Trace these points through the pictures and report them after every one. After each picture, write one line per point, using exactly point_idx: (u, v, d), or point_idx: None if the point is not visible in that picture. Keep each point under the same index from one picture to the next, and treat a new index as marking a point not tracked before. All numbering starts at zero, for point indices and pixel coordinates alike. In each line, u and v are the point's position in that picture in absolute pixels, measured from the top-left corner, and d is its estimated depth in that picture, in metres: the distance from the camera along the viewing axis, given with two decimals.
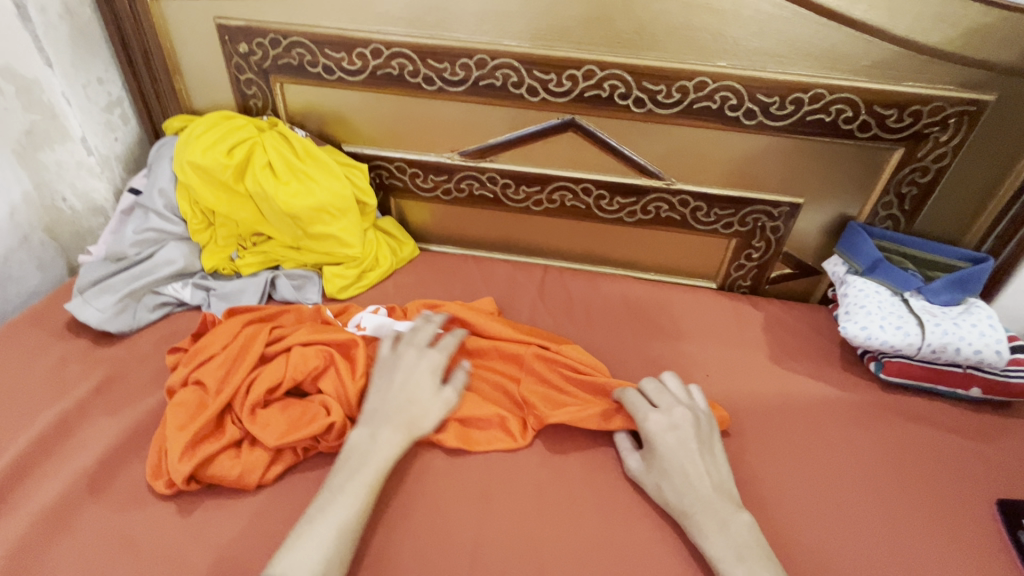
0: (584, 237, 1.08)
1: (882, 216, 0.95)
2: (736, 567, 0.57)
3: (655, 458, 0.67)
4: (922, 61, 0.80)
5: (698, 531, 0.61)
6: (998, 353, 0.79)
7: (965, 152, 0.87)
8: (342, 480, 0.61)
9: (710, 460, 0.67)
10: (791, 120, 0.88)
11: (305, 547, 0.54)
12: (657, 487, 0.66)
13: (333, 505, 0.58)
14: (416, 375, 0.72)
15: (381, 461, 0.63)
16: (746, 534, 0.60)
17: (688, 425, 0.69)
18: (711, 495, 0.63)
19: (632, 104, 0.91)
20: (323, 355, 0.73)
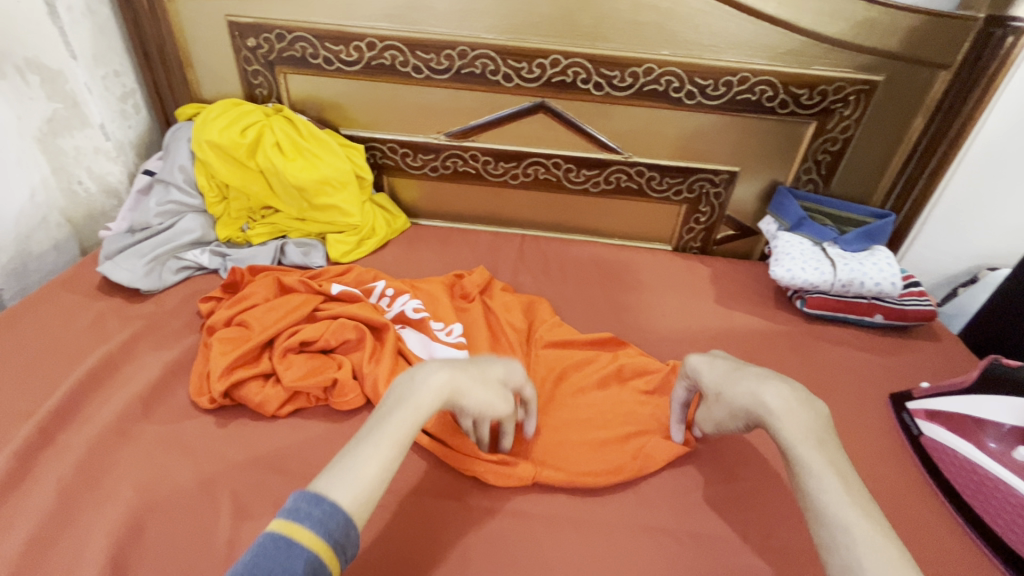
0: (556, 208, 1.24)
1: (804, 181, 1.13)
2: (812, 450, 0.58)
3: (719, 378, 0.70)
4: (825, 49, 0.98)
5: (772, 422, 0.62)
6: (893, 285, 0.98)
7: (864, 125, 1.05)
8: (379, 426, 0.58)
9: (775, 372, 0.69)
10: (723, 100, 1.05)
11: (343, 474, 0.52)
12: (727, 400, 0.68)
13: (371, 444, 0.55)
14: (491, 366, 0.70)
15: (425, 414, 0.60)
16: (820, 423, 0.62)
17: (743, 358, 0.73)
18: (779, 389, 0.66)
19: (592, 87, 1.07)
20: (358, 329, 0.83)
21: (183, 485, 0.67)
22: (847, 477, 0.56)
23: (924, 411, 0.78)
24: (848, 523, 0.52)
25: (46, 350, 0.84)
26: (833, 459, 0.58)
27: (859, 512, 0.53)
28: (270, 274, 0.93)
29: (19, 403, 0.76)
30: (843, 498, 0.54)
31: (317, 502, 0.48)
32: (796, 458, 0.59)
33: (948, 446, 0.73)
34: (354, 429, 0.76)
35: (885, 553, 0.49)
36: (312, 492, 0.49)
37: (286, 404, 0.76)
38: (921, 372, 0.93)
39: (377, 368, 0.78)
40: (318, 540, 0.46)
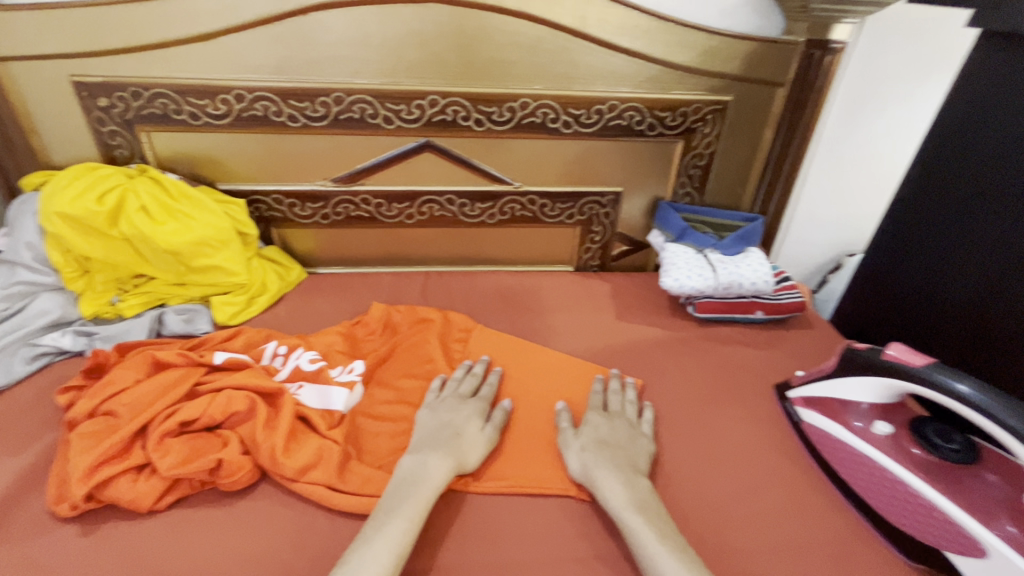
0: (457, 241, 1.24)
1: (681, 194, 1.22)
2: (634, 515, 0.66)
3: (583, 439, 0.77)
4: (679, 75, 1.07)
5: (607, 496, 0.69)
6: (766, 283, 1.07)
7: (724, 140, 1.15)
8: (395, 504, 0.65)
9: (624, 448, 0.76)
10: (597, 126, 1.11)
11: (372, 551, 0.59)
12: (579, 459, 0.74)
13: (390, 523, 0.63)
14: (462, 416, 0.79)
15: (434, 486, 0.68)
16: (645, 495, 0.69)
17: (616, 429, 0.79)
18: (623, 458, 0.74)
19: (473, 124, 1.09)
20: (249, 400, 0.76)
21: None
22: (671, 541, 0.63)
23: (801, 398, 0.85)
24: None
25: None
26: (652, 524, 0.65)
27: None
28: (143, 351, 0.85)
29: None
30: (650, 550, 0.62)
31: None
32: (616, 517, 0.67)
33: (823, 429, 0.80)
34: (246, 509, 0.70)
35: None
36: None
37: (166, 494, 0.69)
38: (800, 360, 1.01)
39: (272, 437, 0.73)
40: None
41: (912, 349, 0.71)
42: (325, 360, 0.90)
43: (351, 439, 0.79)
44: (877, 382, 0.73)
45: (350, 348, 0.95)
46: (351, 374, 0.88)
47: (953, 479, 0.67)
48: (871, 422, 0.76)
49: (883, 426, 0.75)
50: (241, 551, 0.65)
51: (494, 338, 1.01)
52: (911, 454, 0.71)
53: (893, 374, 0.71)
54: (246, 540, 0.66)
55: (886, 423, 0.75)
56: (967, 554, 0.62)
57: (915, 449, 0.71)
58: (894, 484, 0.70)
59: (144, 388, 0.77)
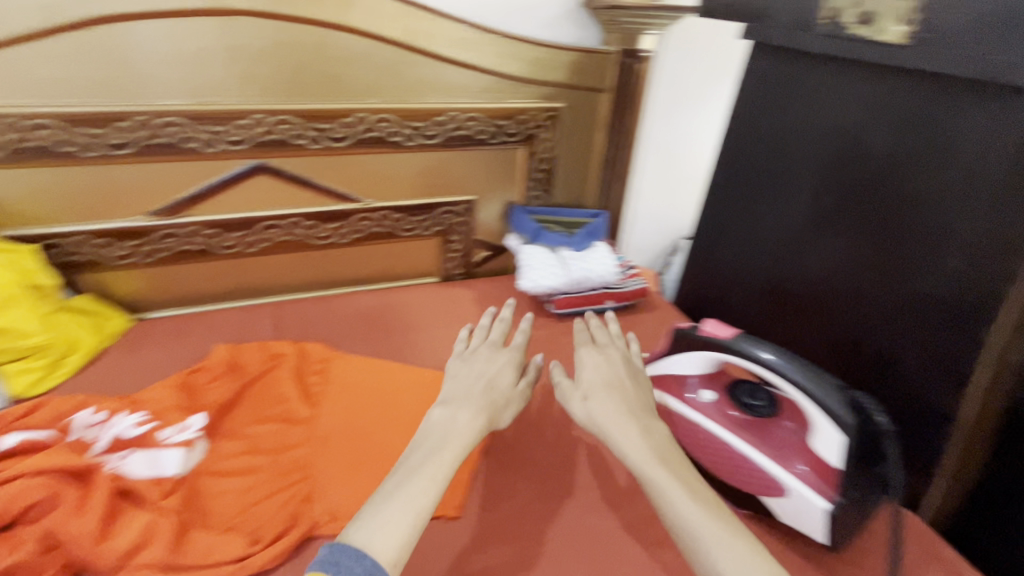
0: (309, 265, 1.16)
1: (531, 197, 1.27)
2: (659, 468, 0.63)
3: (586, 386, 0.76)
4: (512, 85, 1.12)
5: (614, 443, 0.67)
6: (611, 275, 1.16)
7: (563, 144, 1.22)
8: (424, 457, 0.62)
9: (631, 390, 0.75)
10: (440, 138, 1.11)
11: (398, 510, 0.56)
12: (585, 406, 0.73)
13: (427, 467, 0.61)
14: (495, 370, 0.78)
15: (464, 442, 0.65)
16: (663, 442, 0.67)
17: (619, 363, 0.80)
18: (621, 399, 0.73)
19: (308, 142, 1.03)
20: (50, 485, 0.66)
21: None
22: (695, 485, 0.62)
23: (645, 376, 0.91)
24: (699, 529, 0.57)
25: None
26: (675, 473, 0.62)
27: (704, 518, 0.58)
28: None
29: None
30: (674, 492, 0.60)
31: (360, 557, 0.51)
32: (640, 473, 0.64)
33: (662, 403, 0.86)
34: None
35: (736, 549, 0.55)
36: (347, 547, 0.52)
37: None
38: (648, 341, 1.10)
39: (83, 523, 0.63)
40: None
41: (724, 323, 0.78)
42: (155, 420, 0.79)
43: (190, 504, 0.70)
44: (697, 357, 0.79)
45: (187, 400, 0.85)
46: (186, 431, 0.77)
47: (760, 432, 0.77)
48: (698, 391, 0.84)
49: (708, 393, 0.83)
50: None
51: (356, 364, 0.96)
52: (729, 415, 0.80)
53: (711, 349, 0.77)
54: None
55: (710, 390, 0.83)
56: (771, 493, 0.73)
57: (732, 410, 0.80)
58: (716, 448, 0.78)
59: None
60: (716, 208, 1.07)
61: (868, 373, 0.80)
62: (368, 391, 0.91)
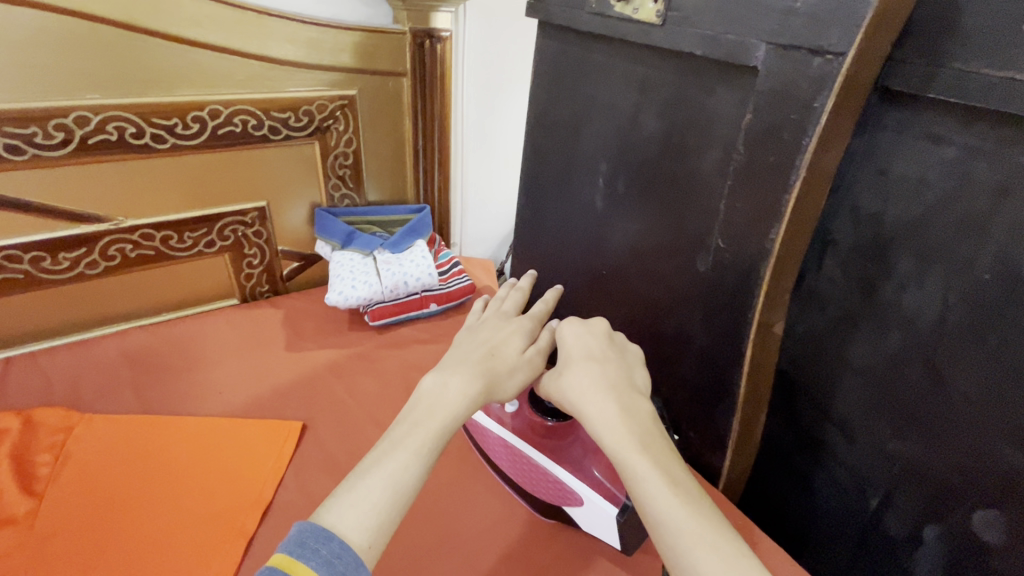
0: (49, 306, 0.93)
1: (339, 197, 1.13)
2: (641, 457, 0.54)
3: (574, 356, 0.64)
4: (287, 71, 0.97)
5: (602, 422, 0.57)
6: (431, 275, 1.07)
7: (366, 136, 1.10)
8: (402, 434, 0.55)
9: (618, 364, 0.63)
10: (203, 137, 0.94)
11: (356, 504, 0.50)
12: (563, 382, 0.62)
13: (396, 456, 0.53)
14: (502, 334, 0.68)
15: (449, 414, 0.57)
16: (647, 424, 0.57)
17: (603, 338, 0.66)
18: (614, 369, 0.62)
19: (6, 152, 0.80)
20: None
21: None
22: (677, 472, 0.54)
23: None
24: (682, 527, 0.50)
25: None
26: (657, 462, 0.54)
27: (688, 516, 0.50)
28: None
29: None
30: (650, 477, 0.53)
31: (327, 539, 0.47)
32: (617, 459, 0.55)
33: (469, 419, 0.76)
34: None
35: (719, 548, 0.48)
36: (317, 526, 0.47)
37: None
38: None
39: None
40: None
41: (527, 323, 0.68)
42: None
43: None
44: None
45: None
46: None
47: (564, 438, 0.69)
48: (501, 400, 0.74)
49: (511, 403, 0.73)
50: None
51: (108, 427, 0.78)
52: (533, 424, 0.71)
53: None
54: None
55: (514, 399, 0.74)
56: (573, 505, 0.66)
57: (536, 418, 0.72)
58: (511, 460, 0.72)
59: None
60: (531, 197, 1.01)
61: (671, 353, 0.79)
62: (120, 460, 0.73)
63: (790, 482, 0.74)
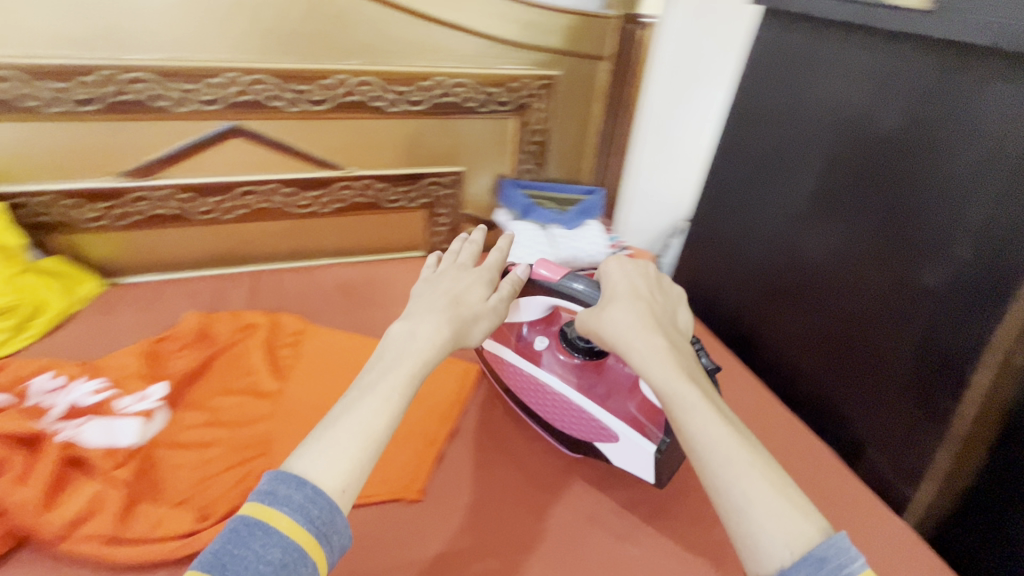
0: (289, 234, 1.12)
1: (524, 170, 1.21)
2: (692, 386, 0.56)
3: (610, 296, 0.66)
4: (504, 49, 1.04)
5: (650, 353, 0.59)
6: (603, 254, 1.11)
7: (559, 115, 1.16)
8: (372, 381, 0.55)
9: (656, 303, 0.66)
10: (426, 104, 1.05)
11: (330, 456, 0.48)
12: (607, 318, 0.63)
13: (364, 401, 0.53)
14: (470, 283, 0.69)
15: (419, 358, 0.57)
16: (692, 362, 0.60)
17: (644, 278, 0.69)
18: (655, 313, 0.64)
19: (285, 105, 0.98)
20: None
21: None
22: (726, 412, 0.55)
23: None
24: (733, 455, 0.51)
25: None
26: (706, 395, 0.55)
27: (737, 445, 0.52)
28: None
29: None
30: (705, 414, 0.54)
31: (301, 485, 0.46)
32: (667, 393, 0.56)
33: (498, 357, 0.81)
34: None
35: (767, 480, 0.50)
36: (291, 474, 0.47)
37: None
38: None
39: (26, 491, 0.61)
40: (300, 528, 0.44)
41: (553, 262, 0.71)
42: (114, 389, 0.77)
43: (144, 475, 0.69)
44: (531, 303, 0.74)
45: (151, 367, 0.83)
46: (146, 400, 0.75)
47: (591, 375, 0.76)
48: (532, 338, 0.80)
49: (541, 342, 0.79)
50: None
51: (331, 339, 0.94)
52: (563, 362, 0.77)
53: (542, 293, 0.72)
54: None
55: (544, 337, 0.80)
56: (608, 442, 0.72)
57: (563, 355, 0.78)
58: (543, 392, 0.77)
59: None
60: (715, 199, 1.00)
61: (863, 376, 0.76)
62: (340, 366, 0.88)
63: (982, 528, 0.70)
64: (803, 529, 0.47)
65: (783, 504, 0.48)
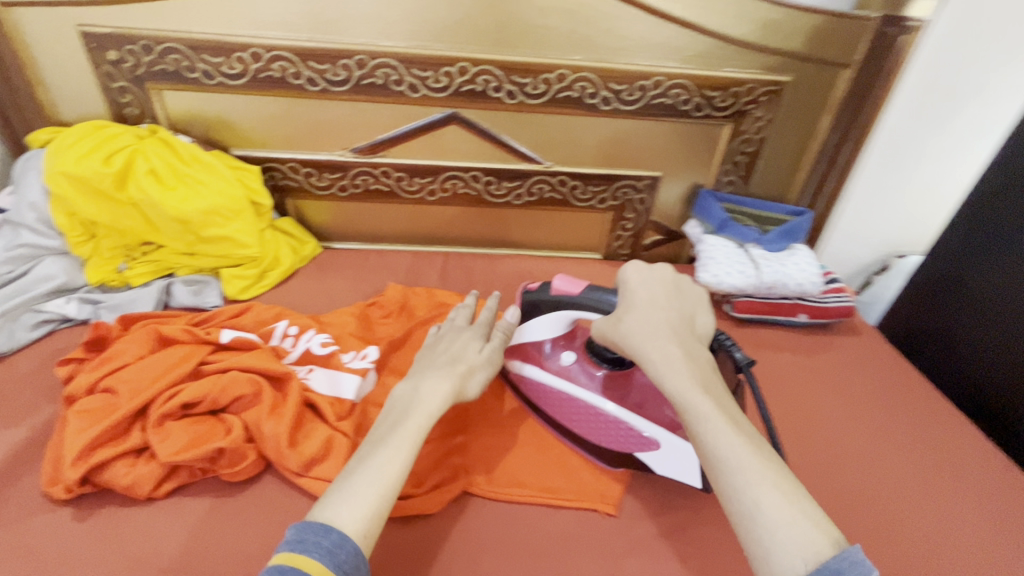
0: (480, 221, 1.17)
1: (724, 182, 1.12)
2: (702, 396, 0.57)
3: (627, 304, 0.67)
4: (735, 51, 0.97)
5: (664, 364, 0.60)
6: (813, 284, 1.01)
7: (778, 125, 1.05)
8: (385, 436, 0.60)
9: (674, 310, 0.66)
10: (639, 104, 1.01)
11: (348, 499, 0.53)
12: (625, 327, 0.65)
13: (379, 453, 0.57)
14: (462, 341, 0.74)
15: (428, 411, 0.62)
16: (706, 369, 0.61)
17: (660, 284, 0.69)
18: (672, 321, 0.65)
19: (505, 96, 1.00)
20: (254, 382, 0.72)
21: None
22: (737, 423, 0.56)
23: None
24: (744, 464, 0.52)
25: None
26: (715, 403, 0.57)
27: (748, 455, 0.52)
28: (147, 325, 0.81)
29: None
30: (720, 432, 0.54)
31: (325, 532, 0.50)
32: (680, 402, 0.57)
33: (525, 377, 0.80)
34: (244, 505, 0.66)
35: (778, 489, 0.50)
36: (313, 524, 0.50)
37: (166, 481, 0.65)
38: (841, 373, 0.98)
39: (278, 427, 0.68)
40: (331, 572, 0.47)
41: (573, 277, 0.74)
42: (337, 344, 0.85)
43: (362, 430, 0.74)
44: (554, 318, 0.75)
45: (365, 330, 0.90)
46: (364, 359, 0.82)
47: (622, 387, 0.75)
48: (557, 356, 0.79)
49: (568, 356, 0.78)
50: (241, 545, 0.62)
51: None
52: (594, 376, 0.76)
53: (566, 307, 0.73)
54: (246, 534, 0.63)
55: (570, 352, 0.79)
56: (646, 450, 0.72)
57: (594, 369, 0.77)
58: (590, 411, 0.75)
59: (146, 365, 0.73)
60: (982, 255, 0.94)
61: None
62: None
63: None
64: (815, 543, 0.46)
65: (795, 515, 0.48)
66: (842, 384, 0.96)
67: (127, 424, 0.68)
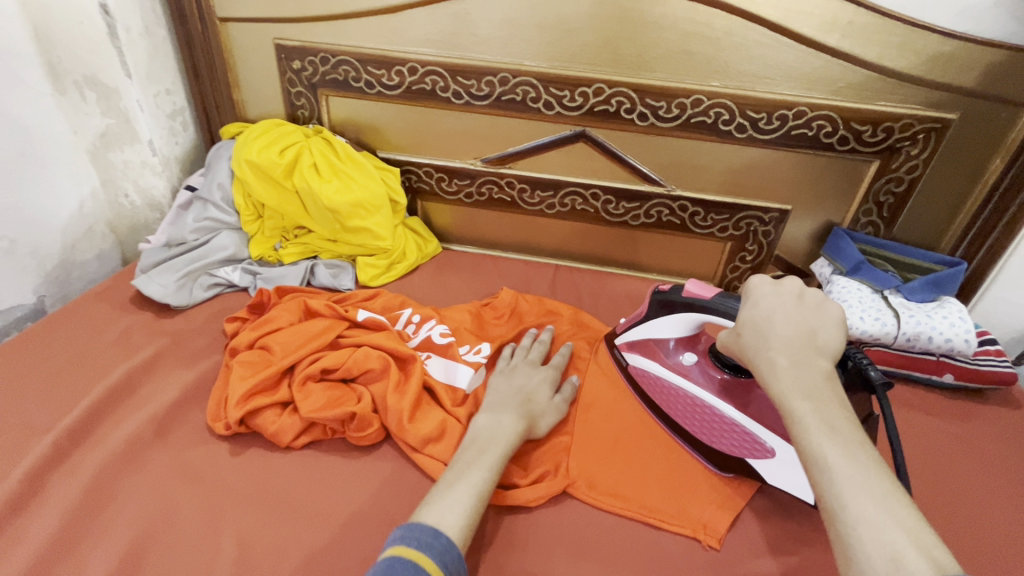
0: (593, 238, 1.19)
1: (863, 222, 1.05)
2: (802, 402, 0.53)
3: (747, 315, 0.62)
4: (892, 83, 0.91)
5: (765, 374, 0.57)
6: (967, 342, 0.90)
7: (935, 165, 0.97)
8: (473, 457, 0.66)
9: (798, 323, 0.59)
10: (777, 134, 0.98)
11: (446, 499, 0.60)
12: (740, 338, 0.62)
13: (468, 469, 0.64)
14: (533, 378, 0.81)
15: (506, 442, 0.69)
16: (821, 379, 0.55)
17: (788, 297, 0.61)
18: (794, 332, 0.58)
19: (636, 118, 1.02)
20: (382, 359, 0.78)
21: (188, 519, 0.65)
22: (846, 439, 0.51)
23: (623, 343, 0.86)
24: (831, 463, 0.49)
25: (76, 362, 0.85)
26: (822, 413, 0.52)
27: (844, 459, 0.49)
28: (297, 297, 0.92)
29: (53, 410, 0.77)
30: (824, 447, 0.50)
31: (434, 536, 0.56)
32: (782, 408, 0.55)
33: (645, 370, 0.82)
34: (365, 469, 0.72)
35: (871, 498, 0.47)
36: (425, 527, 0.56)
37: (302, 434, 0.73)
38: (994, 446, 0.86)
39: (401, 401, 0.74)
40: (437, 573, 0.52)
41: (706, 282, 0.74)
42: (454, 336, 0.90)
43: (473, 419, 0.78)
44: (677, 318, 0.76)
45: (478, 326, 0.95)
46: (478, 355, 0.87)
47: (744, 395, 0.74)
48: (679, 355, 0.79)
49: (689, 357, 0.78)
50: (359, 503, 0.68)
51: None
52: (713, 379, 0.76)
53: (693, 309, 0.74)
54: (365, 494, 0.69)
55: (692, 354, 0.79)
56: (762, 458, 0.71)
57: (715, 372, 0.76)
58: (715, 416, 0.74)
59: (296, 331, 0.82)
60: None
61: None
62: None
63: None
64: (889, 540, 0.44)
65: (885, 525, 0.45)
66: (996, 460, 0.84)
67: (276, 379, 0.77)
